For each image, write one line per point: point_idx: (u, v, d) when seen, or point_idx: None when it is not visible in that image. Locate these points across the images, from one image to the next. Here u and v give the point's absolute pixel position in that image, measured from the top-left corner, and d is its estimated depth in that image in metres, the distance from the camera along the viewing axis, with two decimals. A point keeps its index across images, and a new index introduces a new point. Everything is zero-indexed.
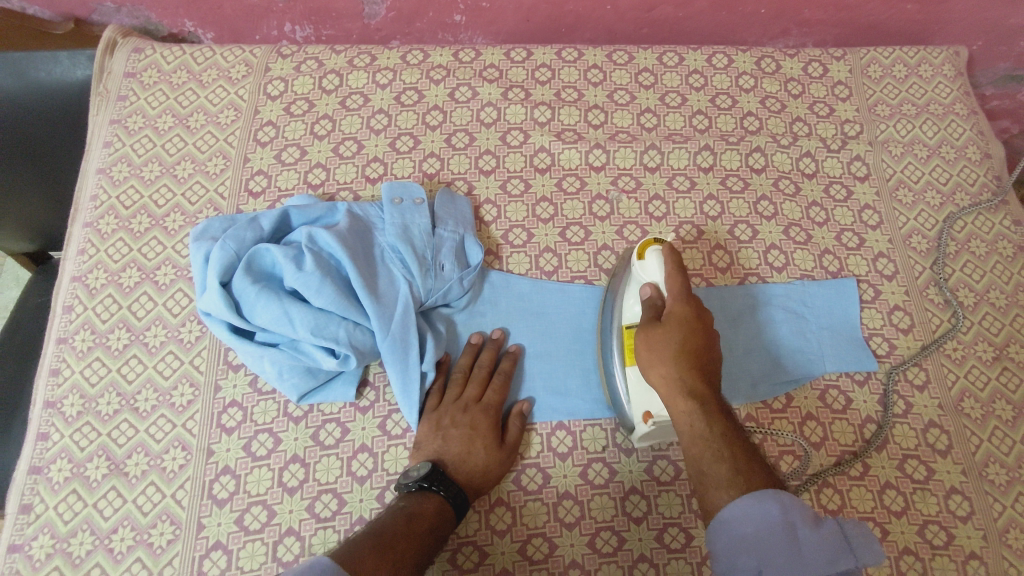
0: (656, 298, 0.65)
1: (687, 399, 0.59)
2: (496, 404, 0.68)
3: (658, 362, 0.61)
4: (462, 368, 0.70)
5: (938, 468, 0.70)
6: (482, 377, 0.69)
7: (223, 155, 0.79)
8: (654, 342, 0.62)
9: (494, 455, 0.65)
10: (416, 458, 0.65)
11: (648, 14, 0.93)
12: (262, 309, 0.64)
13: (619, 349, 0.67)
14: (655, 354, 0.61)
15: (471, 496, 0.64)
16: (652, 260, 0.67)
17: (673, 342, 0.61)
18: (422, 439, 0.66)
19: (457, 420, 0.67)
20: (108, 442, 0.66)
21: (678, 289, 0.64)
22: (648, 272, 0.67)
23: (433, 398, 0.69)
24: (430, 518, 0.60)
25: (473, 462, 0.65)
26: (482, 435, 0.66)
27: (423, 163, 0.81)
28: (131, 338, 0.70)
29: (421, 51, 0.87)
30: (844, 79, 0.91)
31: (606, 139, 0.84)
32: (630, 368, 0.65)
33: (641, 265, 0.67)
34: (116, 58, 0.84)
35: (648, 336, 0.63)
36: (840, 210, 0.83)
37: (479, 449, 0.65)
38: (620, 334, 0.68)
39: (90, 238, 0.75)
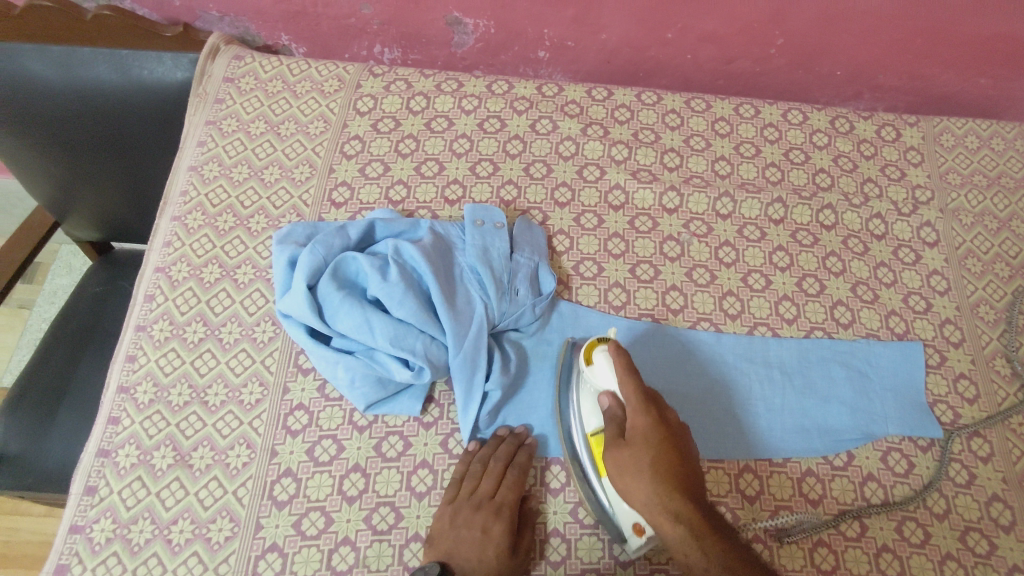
0: (614, 409, 0.62)
1: (673, 522, 0.54)
2: (510, 504, 0.64)
3: (633, 484, 0.57)
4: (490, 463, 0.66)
5: (1001, 544, 0.68)
6: (499, 471, 0.65)
7: (309, 164, 0.81)
8: (623, 466, 0.58)
9: (506, 560, 0.61)
10: (431, 553, 0.61)
11: (726, 66, 0.96)
12: (344, 315, 0.65)
13: (591, 459, 0.65)
14: (627, 479, 0.58)
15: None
16: (602, 364, 0.64)
17: (644, 467, 0.57)
18: (438, 534, 0.62)
19: (470, 518, 0.63)
20: (176, 432, 0.67)
21: (634, 397, 0.60)
22: (600, 379, 0.63)
23: (449, 492, 0.65)
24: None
25: (484, 565, 0.60)
26: (495, 541, 0.61)
27: (501, 190, 0.82)
28: (206, 333, 0.72)
29: (506, 82, 0.90)
30: (916, 144, 0.92)
31: (681, 182, 0.85)
32: (607, 480, 0.63)
33: (591, 371, 0.64)
34: (218, 63, 0.87)
35: (616, 459, 0.59)
36: (908, 273, 0.83)
37: (491, 549, 0.61)
38: (590, 449, 0.64)
39: (176, 231, 0.77)
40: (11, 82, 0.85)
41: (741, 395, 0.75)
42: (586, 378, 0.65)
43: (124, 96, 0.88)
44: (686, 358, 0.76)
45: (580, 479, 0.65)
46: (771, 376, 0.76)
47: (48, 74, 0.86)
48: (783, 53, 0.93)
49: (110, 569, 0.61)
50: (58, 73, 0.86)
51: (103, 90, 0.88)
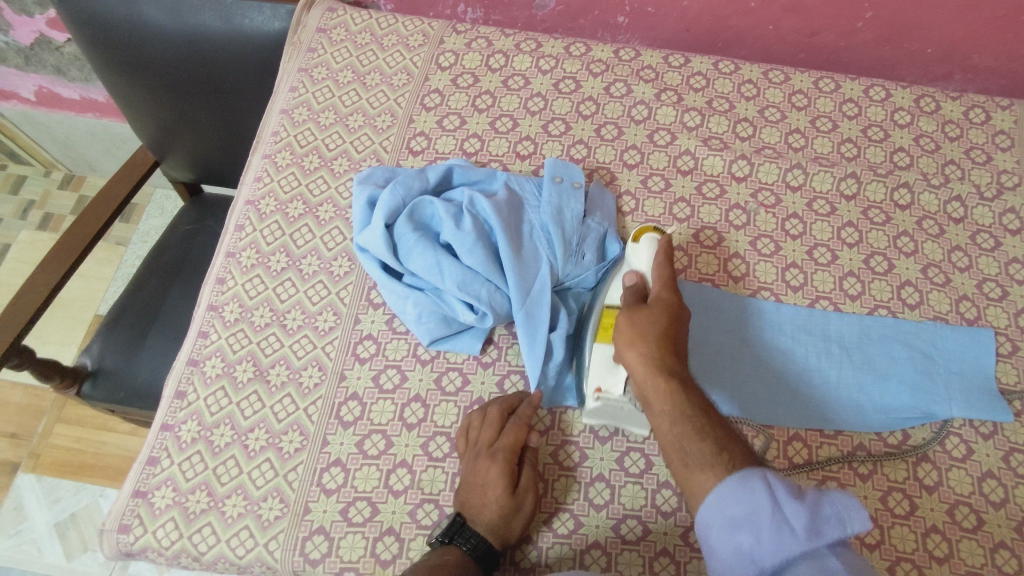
0: (638, 286, 0.70)
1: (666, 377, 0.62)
2: (507, 448, 0.65)
3: (641, 339, 0.64)
4: (490, 418, 0.67)
5: None
6: (492, 427, 0.66)
7: (390, 113, 0.85)
8: (638, 323, 0.65)
9: (507, 500, 0.62)
10: (455, 501, 0.64)
11: (810, 39, 0.94)
12: (417, 256, 0.69)
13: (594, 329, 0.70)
14: (637, 331, 0.65)
15: (499, 545, 0.62)
16: (644, 247, 0.72)
17: (658, 322, 0.65)
18: (459, 483, 0.65)
19: (474, 464, 0.65)
20: (257, 350, 0.73)
21: (661, 278, 0.69)
22: (638, 258, 0.72)
23: (460, 440, 0.67)
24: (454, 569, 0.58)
25: (490, 507, 0.62)
26: (494, 487, 0.63)
27: (571, 149, 0.84)
28: (288, 263, 0.77)
29: (584, 45, 0.91)
30: (1007, 129, 0.89)
31: (752, 152, 0.85)
32: (601, 343, 0.68)
33: (634, 251, 0.72)
34: (312, 14, 0.92)
35: (631, 314, 0.66)
36: (986, 258, 0.81)
37: (492, 491, 0.63)
38: (599, 313, 0.70)
39: (267, 168, 0.82)
40: (128, 24, 0.91)
41: (795, 367, 0.74)
42: (628, 257, 0.73)
43: (226, 42, 0.93)
44: (742, 328, 0.76)
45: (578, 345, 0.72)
46: (831, 350, 0.75)
47: (162, 19, 0.91)
48: (870, 28, 0.91)
49: (193, 465, 0.68)
50: (171, 19, 0.91)
51: (210, 39, 0.93)
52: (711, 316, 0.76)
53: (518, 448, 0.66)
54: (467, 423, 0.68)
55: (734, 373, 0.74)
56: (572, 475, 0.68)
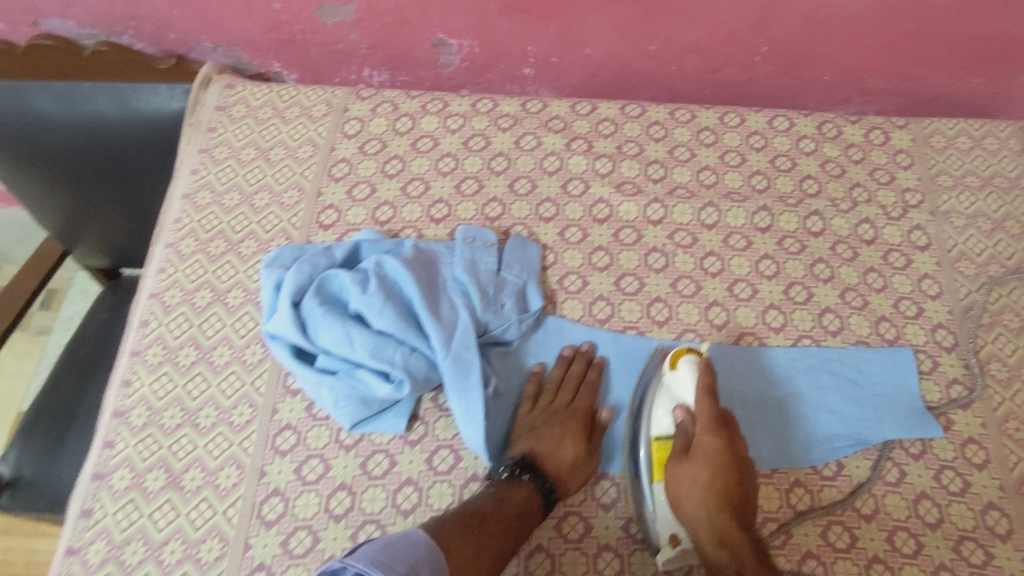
0: (687, 424, 0.66)
1: (718, 546, 0.61)
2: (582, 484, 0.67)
3: (687, 502, 0.63)
4: (572, 376, 0.72)
5: (998, 554, 0.67)
6: (573, 387, 0.71)
7: (297, 187, 0.83)
8: (683, 478, 0.64)
9: (583, 460, 0.67)
10: (508, 453, 0.68)
11: (713, 75, 0.96)
12: (326, 330, 0.66)
13: (647, 467, 0.67)
14: (683, 490, 0.64)
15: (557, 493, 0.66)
16: (685, 373, 0.68)
17: (703, 483, 0.63)
18: (515, 434, 0.69)
19: (547, 424, 0.69)
20: (168, 455, 0.69)
21: (708, 416, 0.65)
22: (682, 386, 0.68)
23: (523, 404, 0.71)
24: (518, 506, 0.63)
25: (561, 465, 0.67)
26: (572, 440, 0.68)
27: (485, 207, 0.84)
28: (198, 356, 0.74)
29: (490, 101, 0.91)
30: (906, 148, 0.91)
31: (664, 194, 0.86)
32: (659, 485, 0.65)
33: (674, 377, 0.69)
34: (209, 92, 0.90)
35: (677, 474, 0.64)
36: (899, 277, 0.82)
37: (568, 452, 0.67)
38: (649, 448, 0.68)
39: (170, 258, 0.79)
40: (15, 115, 0.90)
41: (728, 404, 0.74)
42: (666, 383, 0.69)
43: (121, 125, 0.92)
44: None
45: (631, 477, 0.68)
46: (760, 387, 0.75)
47: (51, 108, 0.90)
48: (769, 61, 0.93)
49: None
50: (62, 108, 0.90)
51: (105, 123, 0.92)
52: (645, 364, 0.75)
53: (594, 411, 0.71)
54: (565, 380, 0.72)
55: None
56: (580, 549, 0.66)
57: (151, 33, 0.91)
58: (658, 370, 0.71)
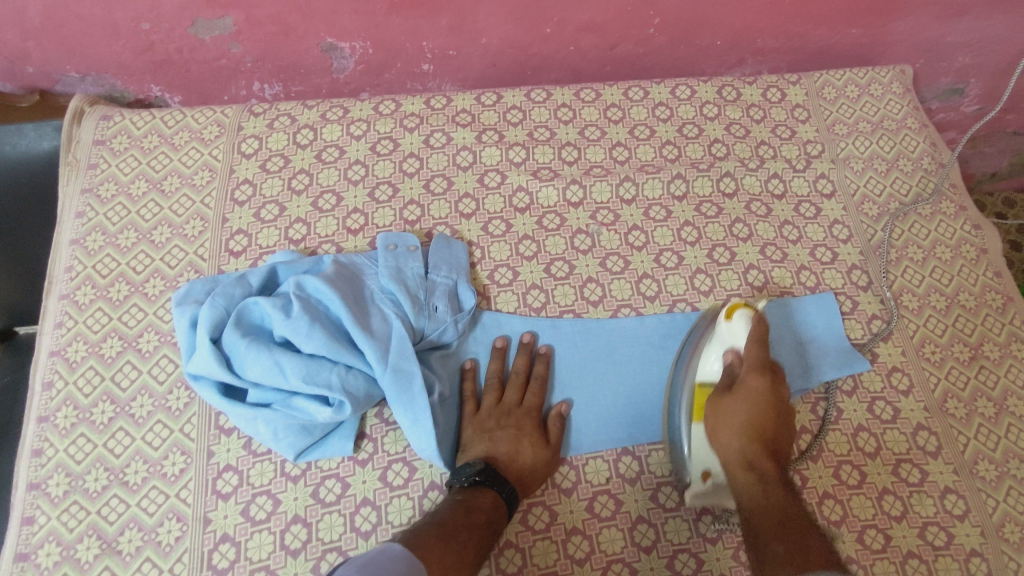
0: (737, 366, 0.69)
1: (745, 468, 0.64)
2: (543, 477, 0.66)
3: (726, 430, 0.67)
4: (518, 371, 0.72)
5: (931, 470, 0.71)
6: (521, 380, 0.71)
7: (200, 218, 0.79)
8: (722, 410, 0.68)
9: (543, 454, 0.67)
10: (463, 460, 0.67)
11: (611, 52, 0.97)
12: (252, 362, 0.63)
13: (688, 404, 0.69)
14: (724, 419, 0.67)
15: (520, 491, 0.65)
16: (740, 324, 0.69)
17: (743, 412, 0.66)
18: (467, 440, 0.68)
19: (501, 424, 0.68)
20: (98, 520, 0.64)
21: (757, 360, 0.68)
22: (735, 337, 0.69)
23: (470, 406, 0.70)
24: (486, 511, 0.61)
25: (521, 463, 0.66)
26: (529, 434, 0.67)
27: (403, 211, 0.82)
28: (116, 411, 0.68)
29: (393, 101, 0.89)
30: (801, 102, 0.94)
31: (581, 175, 0.86)
32: (698, 426, 0.68)
33: (729, 328, 0.69)
34: (83, 127, 0.84)
35: (717, 405, 0.68)
36: (811, 226, 0.85)
37: (527, 448, 0.67)
38: (689, 393, 0.70)
39: (67, 310, 0.73)
40: None
41: None
42: (721, 334, 0.70)
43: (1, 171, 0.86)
44: (614, 349, 0.75)
45: (669, 419, 0.70)
46: None
47: None
48: (662, 32, 0.94)
49: None
50: None
51: None
52: (589, 344, 0.75)
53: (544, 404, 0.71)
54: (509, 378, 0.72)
55: (619, 389, 0.73)
56: (549, 537, 0.65)
57: (8, 69, 0.87)
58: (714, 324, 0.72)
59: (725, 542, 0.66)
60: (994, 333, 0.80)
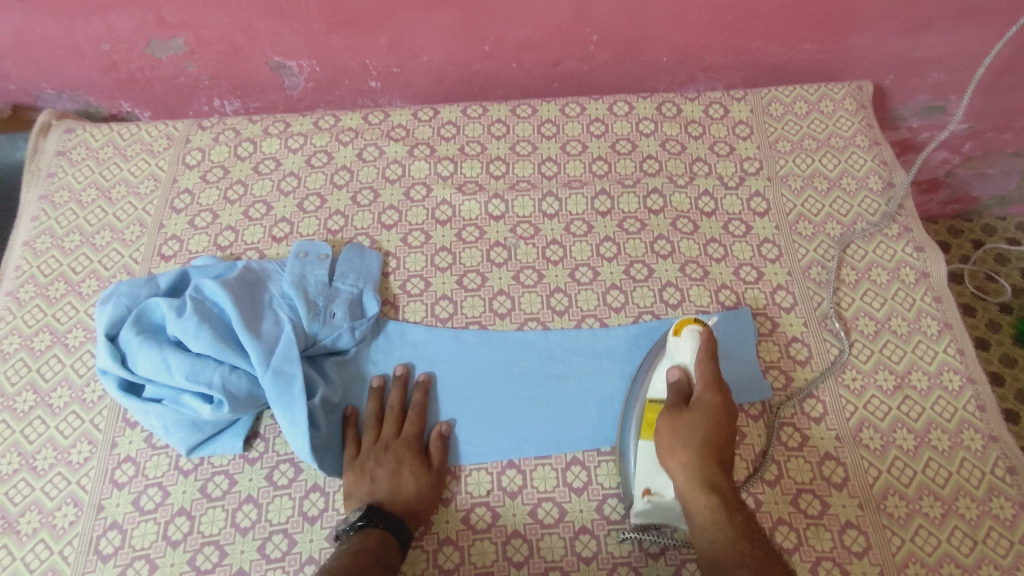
0: (683, 382, 0.67)
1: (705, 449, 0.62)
2: (427, 508, 0.66)
3: (686, 412, 0.65)
4: (391, 405, 0.72)
5: (834, 502, 0.67)
6: (397, 415, 0.71)
7: (139, 223, 0.84)
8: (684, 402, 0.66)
9: (421, 481, 0.67)
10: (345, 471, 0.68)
11: (554, 69, 0.97)
12: (143, 358, 0.66)
13: (637, 424, 0.68)
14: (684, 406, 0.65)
15: (411, 524, 0.65)
16: (686, 341, 0.68)
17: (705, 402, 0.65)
18: (347, 489, 0.67)
19: (380, 461, 0.68)
20: (5, 501, 0.68)
21: (708, 370, 0.67)
22: (681, 352, 0.68)
23: (351, 449, 0.69)
24: (374, 550, 0.60)
25: (405, 494, 0.66)
26: (408, 466, 0.67)
27: (328, 221, 0.84)
28: (36, 400, 0.74)
29: (334, 117, 0.93)
30: (745, 118, 0.92)
31: (506, 188, 0.87)
32: (645, 443, 0.67)
33: (676, 345, 0.69)
34: (49, 139, 0.91)
35: (678, 398, 0.66)
36: (739, 245, 0.83)
37: (407, 480, 0.67)
38: (641, 408, 0.69)
39: (8, 305, 0.80)
40: None
41: (570, 388, 0.74)
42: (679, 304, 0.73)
43: None
44: (513, 361, 0.75)
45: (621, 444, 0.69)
46: (602, 365, 0.75)
47: None
48: (603, 49, 0.95)
49: None
50: None
51: None
52: (490, 354, 0.76)
53: (424, 431, 0.71)
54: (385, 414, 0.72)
55: (513, 402, 0.73)
56: (422, 547, 0.66)
57: None
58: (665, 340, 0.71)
59: (600, 563, 0.65)
60: (924, 361, 0.75)
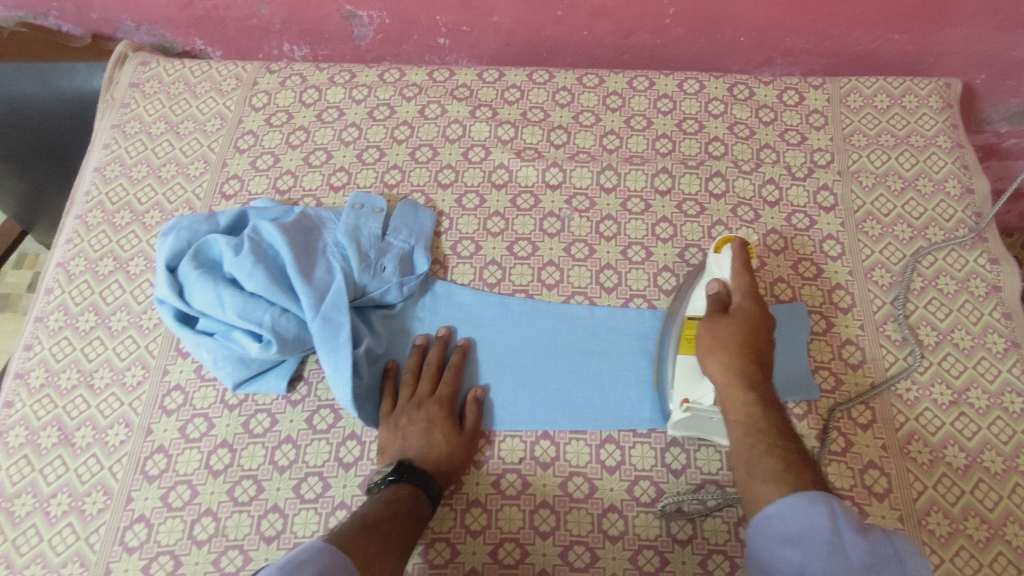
0: (722, 293, 0.70)
1: (745, 390, 0.63)
2: (458, 467, 0.67)
3: (721, 350, 0.65)
4: (430, 363, 0.72)
5: (873, 512, 0.66)
6: (433, 373, 0.72)
7: (203, 160, 0.86)
8: (722, 335, 0.66)
9: (453, 441, 0.68)
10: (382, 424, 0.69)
11: (626, 40, 0.95)
12: (199, 292, 0.68)
13: (676, 337, 0.70)
14: (719, 343, 0.66)
15: (441, 483, 0.66)
16: (725, 257, 0.71)
17: (738, 334, 0.66)
18: (381, 443, 0.68)
19: (414, 419, 0.69)
20: (62, 414, 0.72)
21: (744, 287, 0.69)
22: (721, 269, 0.71)
23: (387, 403, 0.70)
24: (407, 502, 0.62)
25: (437, 453, 0.67)
26: (440, 425, 0.68)
27: (385, 175, 0.85)
28: (97, 321, 0.77)
29: (399, 71, 0.92)
30: (820, 107, 0.89)
31: (565, 158, 0.86)
32: (685, 357, 0.68)
33: (715, 262, 0.71)
34: (124, 69, 0.94)
35: (712, 325, 0.67)
36: (800, 238, 0.80)
37: (439, 439, 0.68)
38: (679, 325, 0.71)
39: (77, 229, 0.83)
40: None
41: (611, 366, 0.74)
42: (708, 266, 0.72)
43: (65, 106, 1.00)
44: (556, 334, 0.75)
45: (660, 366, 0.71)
46: (646, 347, 0.74)
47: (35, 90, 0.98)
48: (679, 23, 0.91)
49: None
50: (43, 88, 0.98)
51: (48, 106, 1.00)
52: (535, 324, 0.76)
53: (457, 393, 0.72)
54: (422, 371, 0.72)
55: (552, 373, 0.73)
56: (450, 504, 0.67)
57: (75, 14, 0.98)
58: (700, 267, 0.74)
59: (625, 543, 0.65)
60: (985, 379, 0.72)
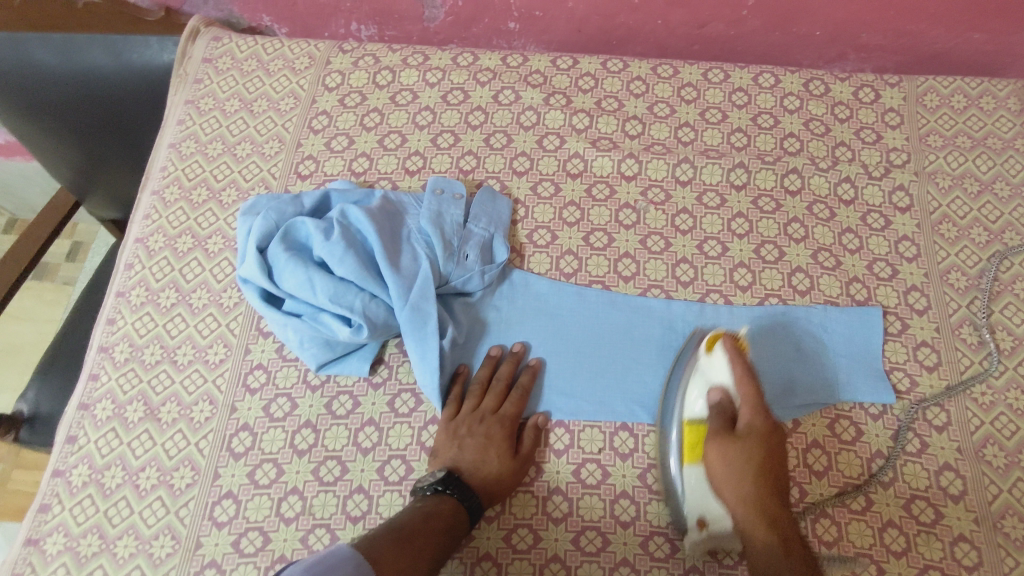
0: (725, 404, 0.67)
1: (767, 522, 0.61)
2: (506, 488, 0.67)
3: (736, 489, 0.63)
4: (500, 377, 0.72)
5: (949, 514, 0.67)
6: (501, 389, 0.71)
7: (278, 140, 0.86)
8: (731, 461, 0.63)
9: (508, 464, 0.67)
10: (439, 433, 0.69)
11: (700, 30, 0.94)
12: (290, 274, 0.69)
13: (679, 447, 0.67)
14: (730, 478, 0.63)
15: (485, 501, 0.66)
16: (720, 358, 0.68)
17: (750, 465, 0.63)
18: (437, 448, 0.68)
19: (473, 431, 0.69)
20: (147, 389, 0.73)
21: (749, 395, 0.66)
22: (716, 370, 0.68)
23: (449, 410, 0.70)
24: (446, 518, 0.61)
25: (487, 472, 0.66)
26: (496, 445, 0.68)
27: (460, 160, 0.85)
28: (178, 298, 0.78)
29: (472, 55, 0.92)
30: (897, 106, 0.88)
31: (640, 149, 0.85)
32: (690, 471, 0.66)
33: (710, 364, 0.69)
34: (197, 44, 0.93)
35: (724, 455, 0.64)
36: (876, 239, 0.80)
37: (494, 458, 0.67)
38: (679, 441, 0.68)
39: (155, 205, 0.83)
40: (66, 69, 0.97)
41: None
42: (701, 367, 0.69)
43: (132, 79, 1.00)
44: (634, 326, 0.76)
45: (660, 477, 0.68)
46: None
47: (105, 63, 0.98)
48: (756, 15, 0.91)
49: (84, 509, 0.68)
50: (113, 61, 0.98)
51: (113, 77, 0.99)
52: (613, 316, 0.76)
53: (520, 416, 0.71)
54: (491, 384, 0.72)
55: (630, 364, 0.74)
56: (531, 492, 0.69)
57: None
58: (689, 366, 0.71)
59: None
60: None
